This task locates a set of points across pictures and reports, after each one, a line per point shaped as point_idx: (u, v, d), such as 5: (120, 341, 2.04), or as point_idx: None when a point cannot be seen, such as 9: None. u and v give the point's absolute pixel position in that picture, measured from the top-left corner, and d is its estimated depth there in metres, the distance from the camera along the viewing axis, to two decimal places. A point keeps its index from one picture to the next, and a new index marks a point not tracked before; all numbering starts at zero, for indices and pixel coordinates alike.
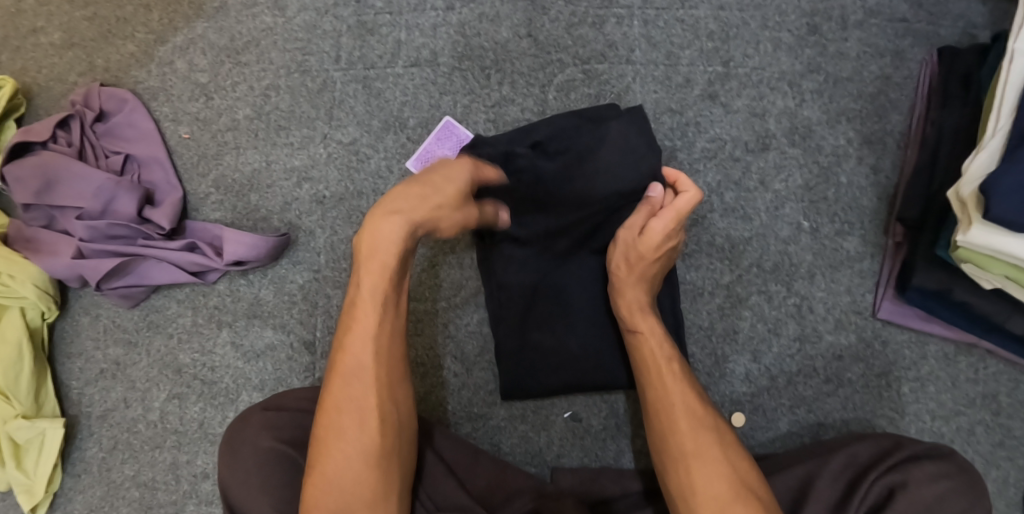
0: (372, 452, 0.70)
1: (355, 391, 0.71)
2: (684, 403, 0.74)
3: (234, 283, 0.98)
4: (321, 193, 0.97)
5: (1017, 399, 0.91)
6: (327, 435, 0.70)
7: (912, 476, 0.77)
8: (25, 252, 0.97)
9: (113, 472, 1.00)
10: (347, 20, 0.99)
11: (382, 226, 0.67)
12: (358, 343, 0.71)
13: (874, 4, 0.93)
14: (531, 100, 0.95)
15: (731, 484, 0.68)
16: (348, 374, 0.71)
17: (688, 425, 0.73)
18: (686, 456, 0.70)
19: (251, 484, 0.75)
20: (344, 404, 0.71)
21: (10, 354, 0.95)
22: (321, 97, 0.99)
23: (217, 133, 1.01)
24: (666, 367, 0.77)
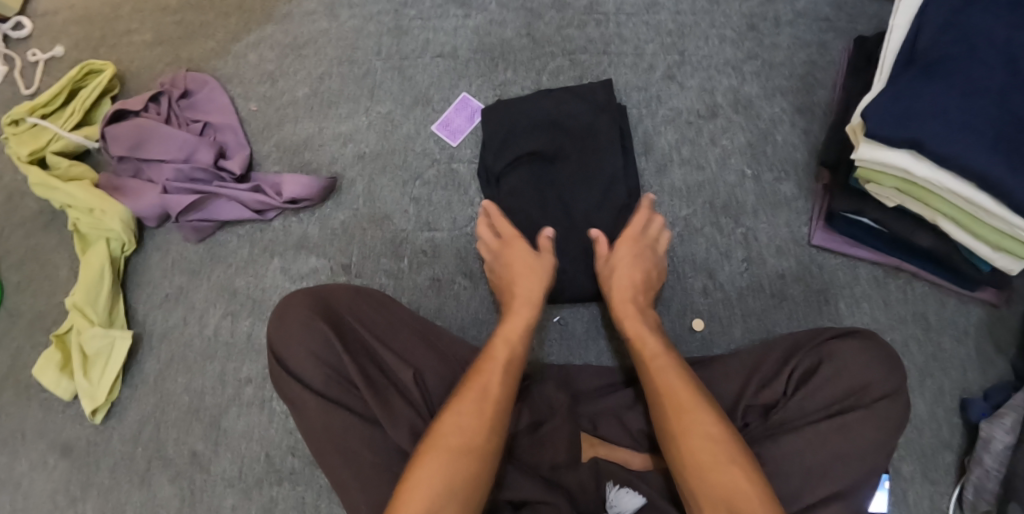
0: (472, 447, 0.81)
1: (469, 405, 0.84)
2: (684, 393, 0.85)
3: (288, 220, 1.20)
4: (363, 150, 1.21)
5: (942, 317, 1.13)
6: (439, 430, 0.82)
7: (833, 352, 0.94)
8: (117, 194, 1.20)
9: (167, 382, 1.17)
10: (387, 23, 1.28)
11: (536, 263, 1.01)
12: (486, 373, 0.87)
13: (800, 10, 1.21)
14: (531, 81, 1.21)
15: (709, 452, 0.80)
16: (477, 393, 0.85)
17: (678, 404, 0.84)
18: (680, 418, 0.83)
19: (297, 340, 0.90)
20: (457, 411, 0.83)
21: (93, 276, 1.15)
22: (365, 81, 1.25)
23: (280, 106, 1.26)
24: (660, 359, 0.89)
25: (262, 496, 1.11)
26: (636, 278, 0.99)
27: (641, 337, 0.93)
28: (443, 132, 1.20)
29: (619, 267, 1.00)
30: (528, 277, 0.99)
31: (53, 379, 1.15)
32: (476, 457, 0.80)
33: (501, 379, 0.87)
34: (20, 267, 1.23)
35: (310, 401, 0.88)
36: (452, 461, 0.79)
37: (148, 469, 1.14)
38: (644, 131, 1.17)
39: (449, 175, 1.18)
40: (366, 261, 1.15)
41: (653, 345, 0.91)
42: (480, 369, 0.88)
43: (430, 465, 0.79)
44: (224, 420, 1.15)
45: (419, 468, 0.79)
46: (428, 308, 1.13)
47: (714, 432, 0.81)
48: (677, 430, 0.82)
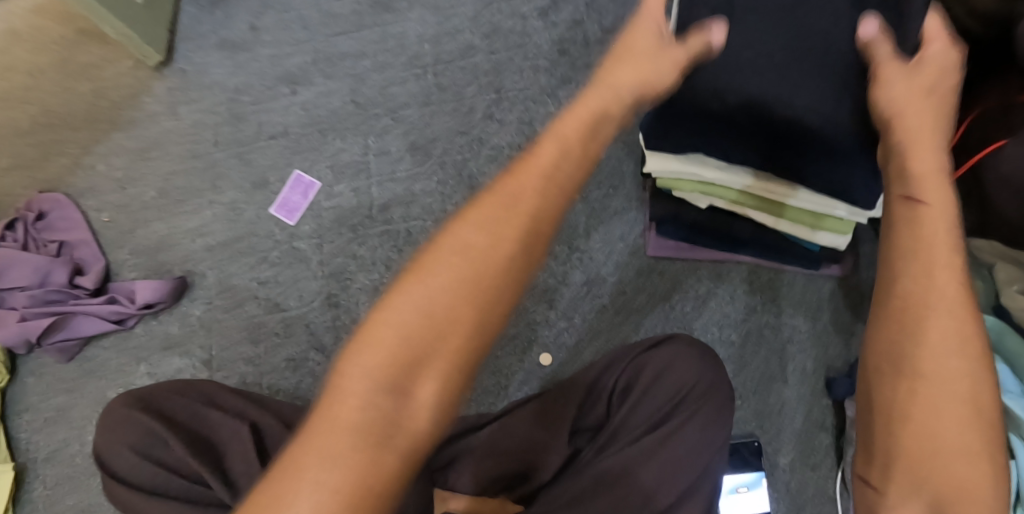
0: (377, 409, 0.55)
1: (414, 313, 0.57)
2: (937, 373, 0.62)
3: (148, 324, 1.22)
4: (211, 242, 1.23)
5: (793, 299, 1.13)
6: (372, 355, 0.56)
7: (647, 361, 0.95)
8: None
9: (58, 505, 1.18)
10: (222, 113, 1.30)
11: (593, 96, 0.72)
12: (435, 271, 0.59)
13: (609, 26, 1.23)
14: (359, 147, 1.25)
15: (964, 400, 0.61)
16: (412, 304, 0.58)
17: (930, 368, 0.62)
18: (917, 372, 0.62)
19: (118, 434, 0.93)
20: (398, 309, 0.58)
21: None
22: (208, 173, 1.28)
23: (133, 213, 1.28)
24: (947, 301, 0.63)
25: None
26: (928, 136, 0.69)
27: (925, 255, 0.64)
28: (281, 213, 1.23)
29: (907, 98, 0.71)
30: (575, 139, 0.68)
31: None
32: (386, 426, 0.55)
33: (482, 296, 0.58)
34: None
35: (141, 496, 0.89)
36: (355, 435, 0.54)
37: None
38: (470, 173, 1.22)
39: (291, 253, 1.21)
40: (225, 353, 1.18)
41: (941, 284, 0.63)
42: (393, 293, 0.59)
43: (337, 434, 0.54)
44: None
45: (320, 436, 0.54)
46: (288, 387, 1.16)
47: (956, 405, 0.61)
48: (907, 399, 0.62)
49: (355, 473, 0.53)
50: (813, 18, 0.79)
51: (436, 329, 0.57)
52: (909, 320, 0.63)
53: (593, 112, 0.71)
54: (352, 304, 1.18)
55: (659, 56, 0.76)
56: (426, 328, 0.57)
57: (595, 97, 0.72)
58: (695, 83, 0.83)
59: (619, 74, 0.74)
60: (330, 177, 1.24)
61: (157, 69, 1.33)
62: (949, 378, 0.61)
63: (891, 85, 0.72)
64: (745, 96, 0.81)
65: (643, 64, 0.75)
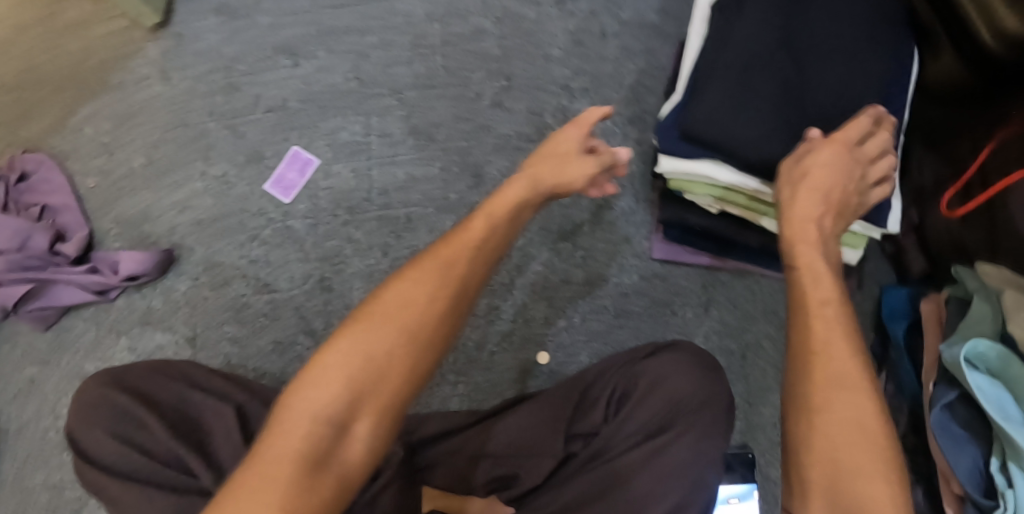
0: (309, 458, 0.60)
1: (335, 372, 0.63)
2: (835, 408, 0.62)
3: (131, 297, 1.17)
4: (199, 216, 1.18)
5: None
6: (291, 410, 0.62)
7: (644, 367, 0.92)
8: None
9: (27, 480, 1.15)
10: (216, 81, 1.23)
11: (515, 183, 0.77)
12: (373, 327, 0.65)
13: (626, 18, 1.21)
14: (359, 127, 1.20)
15: (854, 432, 0.61)
16: (339, 364, 0.63)
17: (831, 403, 0.62)
18: (812, 410, 0.63)
19: (87, 416, 0.88)
20: (320, 371, 0.63)
21: None
22: (198, 143, 1.22)
23: (117, 181, 1.22)
24: (840, 360, 0.63)
25: None
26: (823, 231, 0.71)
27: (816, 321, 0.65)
28: (276, 189, 1.18)
29: (813, 199, 0.72)
30: (501, 212, 0.74)
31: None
32: (313, 474, 0.60)
33: (407, 355, 0.65)
34: None
35: (110, 479, 0.83)
36: (284, 483, 0.59)
37: None
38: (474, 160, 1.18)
39: (283, 233, 1.17)
40: (209, 332, 1.14)
41: (825, 327, 0.64)
42: (333, 342, 0.65)
43: (277, 466, 0.60)
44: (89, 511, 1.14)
45: (261, 470, 0.60)
46: (273, 372, 1.13)
47: (853, 438, 0.61)
48: (807, 435, 0.63)
49: (292, 497, 0.58)
50: (823, 64, 0.88)
51: (359, 391, 0.63)
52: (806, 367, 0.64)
53: (520, 197, 0.76)
54: (346, 289, 1.15)
55: (584, 166, 0.81)
56: (368, 370, 0.63)
57: (546, 166, 0.79)
58: (721, 101, 0.88)
59: (552, 154, 0.81)
60: (327, 155, 1.19)
61: (152, 31, 1.26)
62: (855, 413, 0.62)
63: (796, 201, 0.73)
64: (754, 132, 0.86)
65: (569, 163, 0.81)
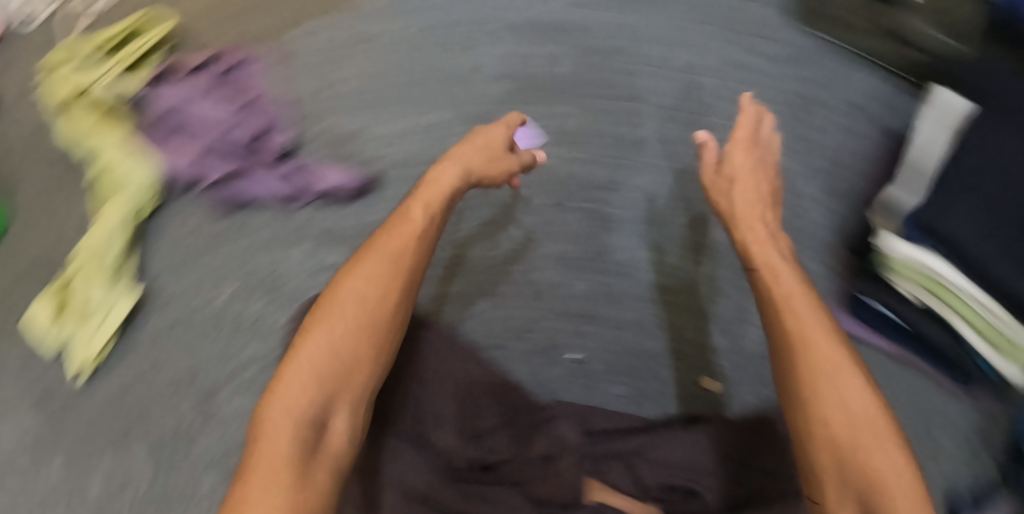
0: (304, 429, 0.71)
1: (295, 379, 0.74)
2: (839, 397, 0.71)
3: (320, 210, 1.21)
4: (406, 155, 1.22)
5: (945, 417, 1.14)
6: (275, 396, 0.73)
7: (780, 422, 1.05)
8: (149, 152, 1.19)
9: (164, 351, 1.15)
10: (447, 37, 1.29)
11: (443, 170, 0.90)
12: (325, 318, 0.78)
13: (849, 98, 1.24)
14: (579, 118, 1.22)
15: (849, 424, 0.70)
16: (301, 364, 0.75)
17: (825, 393, 0.72)
18: (828, 415, 0.71)
19: None
20: (297, 362, 0.75)
21: (110, 228, 1.14)
22: (418, 87, 1.26)
23: (327, 97, 1.26)
24: (867, 414, 0.71)
25: None
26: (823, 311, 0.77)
27: (825, 369, 0.73)
28: None
29: (752, 196, 0.89)
30: (434, 199, 0.87)
31: (38, 324, 1.13)
32: (297, 449, 0.70)
33: (364, 357, 0.77)
34: (32, 204, 1.26)
35: None
36: (280, 455, 0.69)
37: (126, 434, 1.12)
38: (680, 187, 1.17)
39: (484, 195, 1.19)
40: None
41: (818, 325, 0.75)
42: (301, 346, 0.76)
43: (271, 434, 0.71)
44: (217, 400, 1.14)
45: (260, 444, 0.71)
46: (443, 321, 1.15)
47: (851, 420, 0.70)
48: (814, 424, 0.72)
49: (297, 477, 0.69)
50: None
51: (327, 390, 0.74)
52: (815, 364, 0.73)
53: (415, 203, 0.86)
54: (535, 267, 1.17)
55: (503, 165, 0.97)
56: (326, 378, 0.74)
57: (468, 153, 0.93)
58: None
59: (469, 153, 0.93)
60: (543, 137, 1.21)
61: None
62: (851, 397, 0.71)
63: (732, 157, 0.93)
64: (974, 232, 0.91)
65: (493, 158, 0.96)
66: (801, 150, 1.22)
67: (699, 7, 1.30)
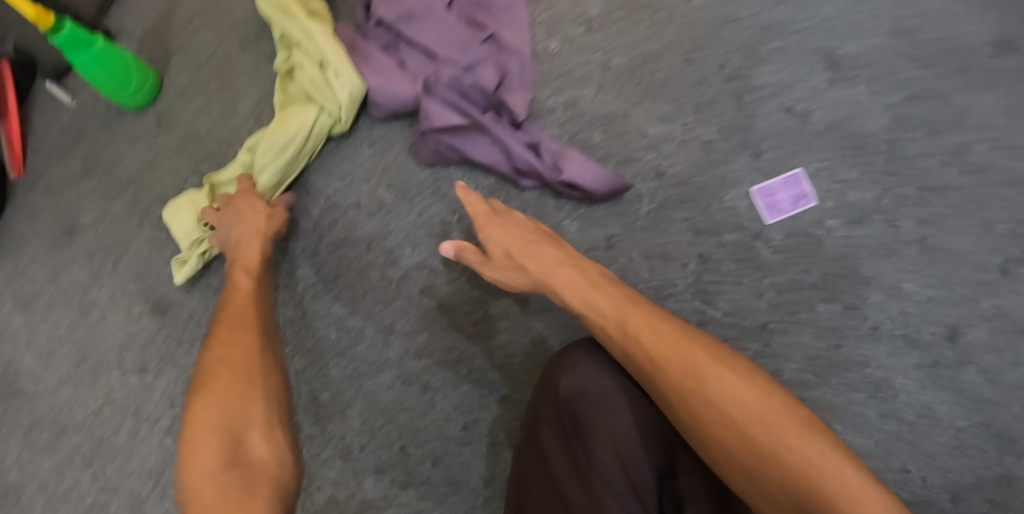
0: (236, 462, 0.69)
1: (208, 408, 0.73)
2: (707, 401, 0.66)
3: (545, 198, 0.98)
4: (662, 168, 0.99)
5: None
6: (196, 442, 0.70)
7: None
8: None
9: (319, 303, 0.98)
10: (742, 40, 1.05)
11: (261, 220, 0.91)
12: (226, 354, 0.78)
13: None
14: (872, 196, 1.00)
15: (756, 421, 0.64)
16: (213, 395, 0.74)
17: (781, 450, 0.62)
18: (775, 454, 0.62)
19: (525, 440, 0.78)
20: (210, 401, 0.73)
21: (282, 138, 0.95)
22: (690, 88, 1.02)
23: (585, 64, 1.03)
24: (762, 417, 0.64)
25: (369, 488, 0.93)
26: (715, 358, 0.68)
27: (755, 426, 0.64)
28: (762, 201, 0.99)
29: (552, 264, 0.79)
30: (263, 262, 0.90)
31: (187, 225, 0.96)
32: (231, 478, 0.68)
33: (247, 375, 0.76)
34: (195, 73, 1.04)
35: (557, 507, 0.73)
36: (216, 486, 0.67)
37: None
38: (960, 315, 0.98)
39: (746, 250, 0.98)
40: None
41: (636, 318, 0.72)
42: (205, 398, 0.74)
43: (195, 470, 0.69)
44: (368, 381, 0.95)
45: (194, 481, 0.68)
46: None
47: (744, 422, 0.64)
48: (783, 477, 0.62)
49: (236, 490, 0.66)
50: None
51: (241, 415, 0.73)
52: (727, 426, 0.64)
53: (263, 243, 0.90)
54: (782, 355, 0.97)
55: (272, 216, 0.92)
56: (230, 401, 0.73)
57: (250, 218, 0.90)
58: None
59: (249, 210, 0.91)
60: (828, 202, 0.99)
61: None
62: (731, 400, 0.65)
63: (489, 237, 0.84)
64: None
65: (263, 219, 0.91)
66: None
67: None
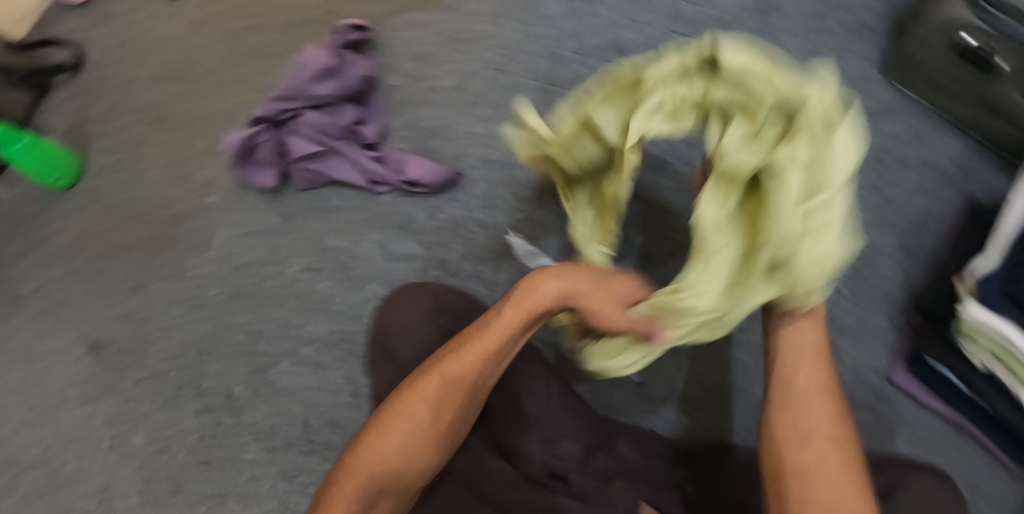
0: (413, 458, 0.77)
1: (400, 417, 0.78)
2: (802, 447, 0.72)
3: (397, 199, 1.17)
4: (491, 156, 1.19)
5: (991, 486, 1.12)
6: (377, 431, 0.78)
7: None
8: (228, 129, 1.25)
9: (227, 315, 1.15)
10: (545, 48, 1.28)
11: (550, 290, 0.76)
12: (441, 367, 0.79)
13: (928, 160, 1.25)
14: None
15: (822, 467, 0.71)
16: (406, 402, 0.78)
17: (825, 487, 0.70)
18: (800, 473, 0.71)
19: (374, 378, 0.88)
20: (408, 401, 0.78)
21: None
22: (508, 92, 1.25)
23: (422, 90, 1.25)
24: (820, 460, 0.71)
25: (285, 462, 1.07)
26: (810, 398, 0.75)
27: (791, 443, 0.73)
28: None
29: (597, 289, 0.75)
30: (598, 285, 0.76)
31: None
32: (402, 485, 0.77)
33: (465, 389, 0.78)
34: (113, 153, 1.26)
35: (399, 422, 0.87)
36: (400, 475, 0.77)
37: (178, 392, 1.12)
38: None
39: None
40: (464, 263, 1.13)
41: (817, 406, 0.74)
42: (419, 383, 0.78)
43: (372, 452, 0.77)
44: (272, 371, 1.11)
45: (340, 478, 0.76)
46: None
47: (817, 464, 0.71)
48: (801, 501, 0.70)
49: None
50: None
51: (432, 437, 0.77)
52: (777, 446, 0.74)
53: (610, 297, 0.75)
54: None
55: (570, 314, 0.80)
56: (434, 410, 0.78)
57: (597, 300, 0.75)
58: None
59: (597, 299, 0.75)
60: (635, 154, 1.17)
61: None
62: (809, 439, 0.73)
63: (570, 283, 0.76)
64: None
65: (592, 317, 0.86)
66: (881, 211, 1.23)
67: (797, 55, 1.30)
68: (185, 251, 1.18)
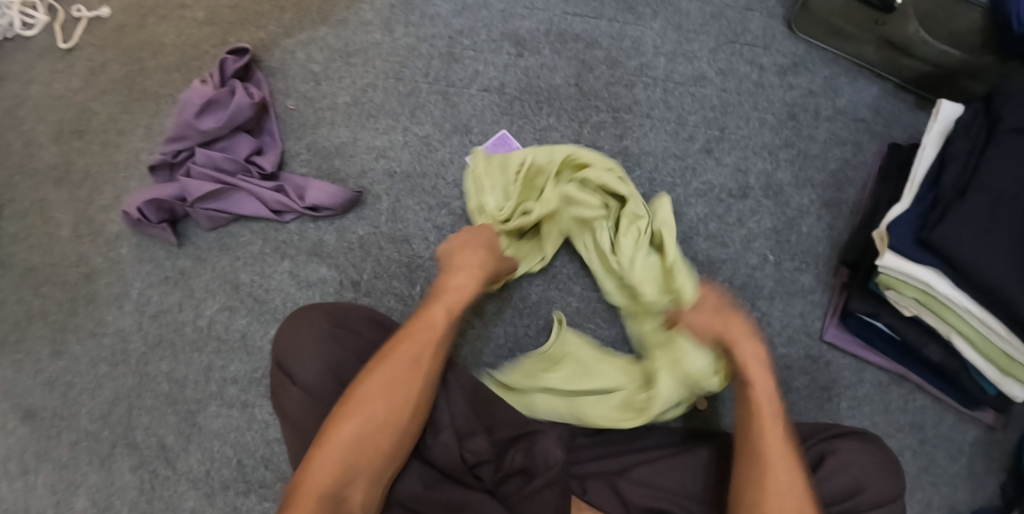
0: (383, 428, 0.83)
1: (369, 391, 0.85)
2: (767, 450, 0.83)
3: (304, 225, 1.17)
4: (393, 168, 1.19)
5: (940, 432, 1.10)
6: (350, 407, 0.84)
7: (869, 483, 0.84)
8: (132, 178, 1.24)
9: (150, 366, 1.14)
10: (439, 48, 1.25)
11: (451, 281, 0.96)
12: (398, 347, 0.88)
13: (842, 106, 1.22)
14: (572, 132, 1.20)
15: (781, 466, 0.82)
16: (376, 381, 0.86)
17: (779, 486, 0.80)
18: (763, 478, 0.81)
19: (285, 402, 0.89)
20: (376, 380, 0.86)
21: None
22: (405, 100, 1.23)
23: (319, 110, 1.24)
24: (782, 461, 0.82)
25: (224, 505, 1.08)
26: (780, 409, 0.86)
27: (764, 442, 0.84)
28: None
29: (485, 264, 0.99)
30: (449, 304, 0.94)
31: None
32: (376, 458, 0.82)
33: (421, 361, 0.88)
34: (22, 219, 1.23)
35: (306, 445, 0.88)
36: (369, 447, 0.82)
37: (111, 452, 1.11)
38: (674, 199, 1.17)
39: None
40: (377, 281, 1.14)
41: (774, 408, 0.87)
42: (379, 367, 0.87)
43: (341, 432, 0.83)
44: (201, 416, 1.11)
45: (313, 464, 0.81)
46: None
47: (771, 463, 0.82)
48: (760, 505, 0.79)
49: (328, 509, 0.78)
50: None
51: (397, 411, 0.84)
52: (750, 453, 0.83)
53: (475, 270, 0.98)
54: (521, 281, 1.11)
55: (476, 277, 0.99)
56: (400, 384, 0.85)
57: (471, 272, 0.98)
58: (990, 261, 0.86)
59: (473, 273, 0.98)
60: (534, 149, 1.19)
61: None
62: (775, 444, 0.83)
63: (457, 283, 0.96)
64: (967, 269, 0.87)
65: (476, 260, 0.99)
66: (799, 165, 1.19)
67: (700, 18, 1.26)
68: (102, 307, 1.17)
